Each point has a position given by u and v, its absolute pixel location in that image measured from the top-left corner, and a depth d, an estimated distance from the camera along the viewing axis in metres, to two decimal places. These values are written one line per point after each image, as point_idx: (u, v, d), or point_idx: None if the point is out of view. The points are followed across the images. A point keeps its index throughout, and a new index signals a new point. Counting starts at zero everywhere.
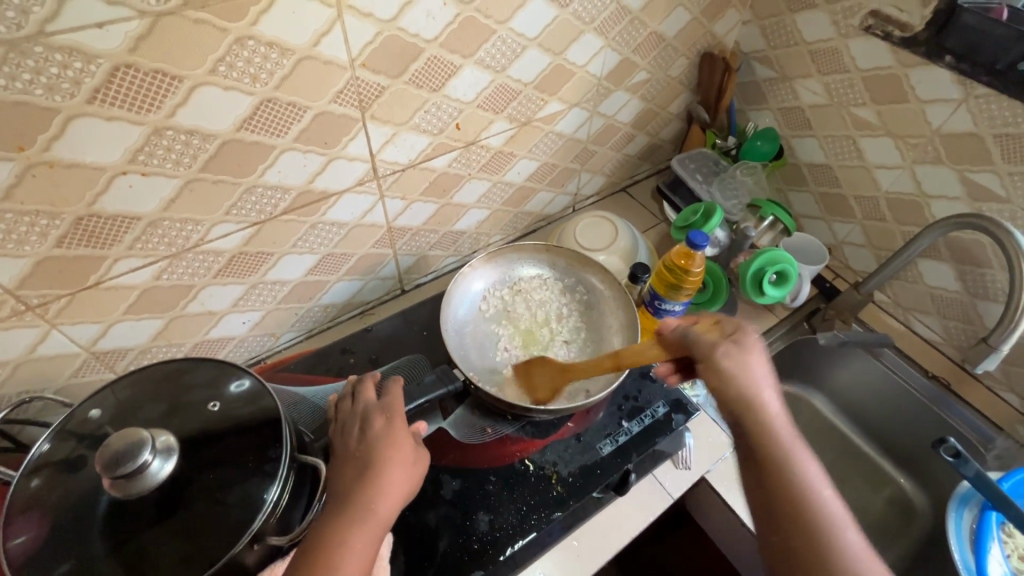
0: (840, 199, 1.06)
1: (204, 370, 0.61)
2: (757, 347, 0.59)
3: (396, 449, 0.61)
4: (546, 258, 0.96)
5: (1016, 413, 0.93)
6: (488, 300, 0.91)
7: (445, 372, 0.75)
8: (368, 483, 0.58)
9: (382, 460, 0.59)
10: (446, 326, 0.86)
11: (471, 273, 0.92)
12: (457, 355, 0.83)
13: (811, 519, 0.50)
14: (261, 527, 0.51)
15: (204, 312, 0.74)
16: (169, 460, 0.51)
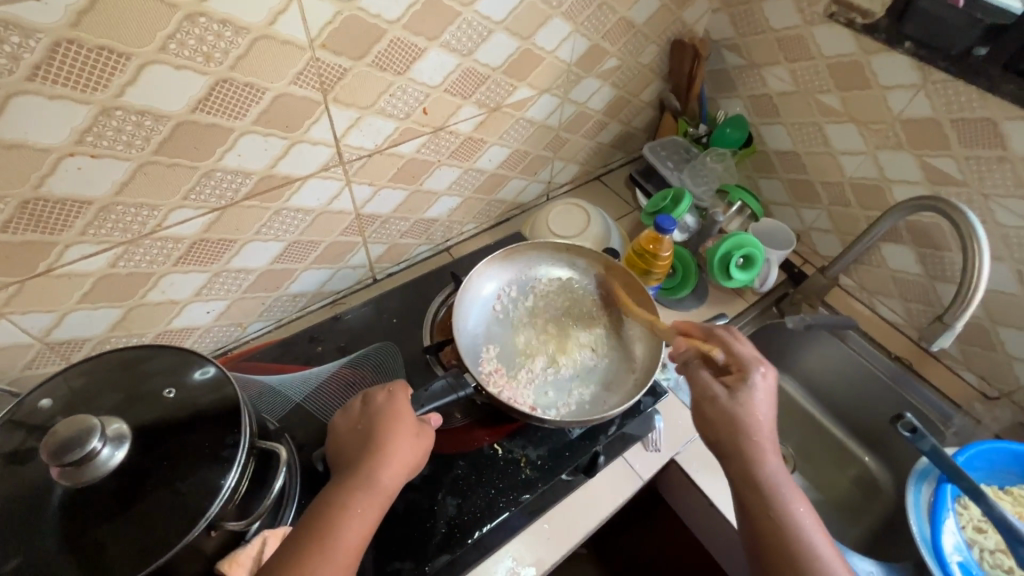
0: (807, 185, 1.08)
1: (162, 358, 0.60)
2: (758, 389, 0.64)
3: (395, 453, 0.59)
4: (568, 257, 0.91)
5: (973, 391, 0.96)
6: (507, 301, 0.87)
7: (455, 378, 0.71)
8: (358, 476, 0.57)
9: (379, 454, 0.59)
10: (459, 329, 0.81)
11: (488, 272, 0.88)
12: (471, 359, 0.79)
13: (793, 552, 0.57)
14: (217, 513, 0.51)
15: (166, 300, 0.72)
16: (121, 448, 0.51)
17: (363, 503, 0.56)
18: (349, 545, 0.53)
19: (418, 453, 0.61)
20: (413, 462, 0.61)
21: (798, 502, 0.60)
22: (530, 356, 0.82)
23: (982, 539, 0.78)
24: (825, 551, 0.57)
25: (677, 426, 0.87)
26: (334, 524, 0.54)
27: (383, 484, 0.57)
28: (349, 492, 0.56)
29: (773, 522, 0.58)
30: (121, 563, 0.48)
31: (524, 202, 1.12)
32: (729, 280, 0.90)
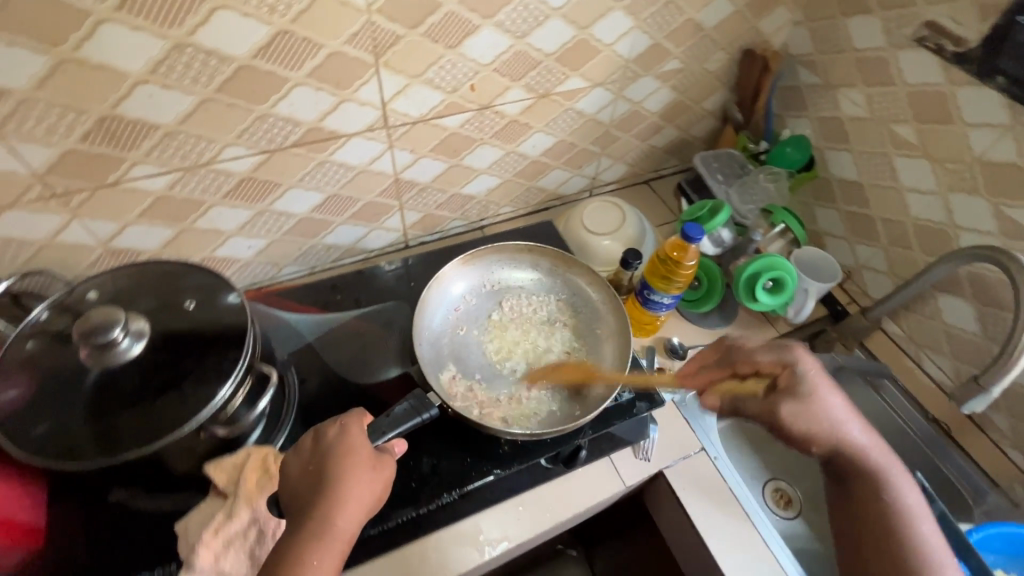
0: (867, 220, 1.01)
1: (194, 276, 0.66)
2: (821, 381, 0.68)
3: (353, 486, 0.56)
4: (527, 257, 0.91)
5: (1016, 470, 0.87)
6: (466, 309, 0.85)
7: (419, 400, 0.68)
8: (312, 523, 0.53)
9: (334, 493, 0.55)
10: (420, 337, 0.79)
11: (447, 278, 0.86)
12: (433, 372, 0.77)
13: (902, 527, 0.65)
14: (207, 417, 0.56)
15: (213, 229, 0.80)
16: (140, 343, 0.58)
17: (320, 554, 0.52)
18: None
19: (378, 487, 0.58)
20: (373, 498, 0.57)
21: (898, 474, 0.68)
22: (494, 368, 0.80)
23: None
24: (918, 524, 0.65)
25: (674, 440, 0.86)
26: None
27: (341, 529, 0.54)
28: (304, 541, 0.52)
29: (881, 511, 0.66)
30: (122, 443, 0.54)
31: (564, 194, 1.12)
32: (756, 303, 0.89)
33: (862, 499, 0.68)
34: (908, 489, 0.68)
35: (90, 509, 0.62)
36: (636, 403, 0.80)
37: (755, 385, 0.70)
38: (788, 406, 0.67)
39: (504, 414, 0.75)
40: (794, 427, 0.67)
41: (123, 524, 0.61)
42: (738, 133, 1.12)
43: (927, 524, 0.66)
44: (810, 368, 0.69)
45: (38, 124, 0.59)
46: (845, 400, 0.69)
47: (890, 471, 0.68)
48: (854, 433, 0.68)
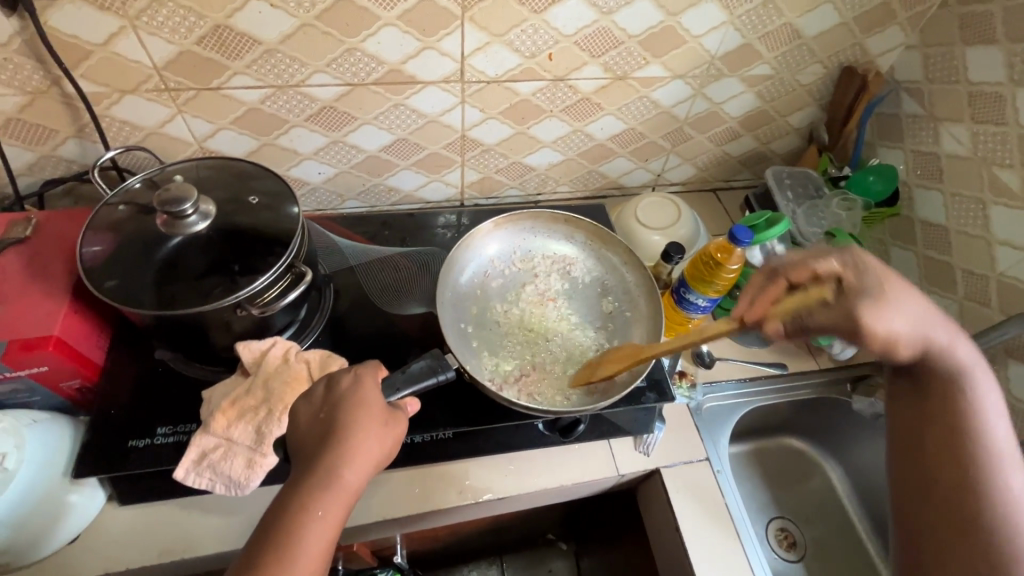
0: (946, 269, 0.94)
1: (264, 181, 0.73)
2: (906, 291, 0.62)
3: (363, 437, 0.55)
4: (564, 231, 0.91)
5: None
6: (493, 273, 0.86)
7: (436, 359, 0.65)
8: (320, 473, 0.52)
9: (343, 445, 0.54)
10: (442, 299, 0.80)
11: (477, 243, 0.87)
12: (451, 332, 0.77)
13: (964, 445, 0.61)
14: (244, 299, 0.62)
15: (291, 149, 0.87)
16: (205, 222, 0.66)
17: (329, 503, 0.51)
18: (317, 549, 0.50)
19: (387, 442, 0.57)
20: (382, 453, 0.56)
21: (988, 384, 0.63)
22: (515, 336, 0.80)
23: None
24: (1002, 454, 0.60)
25: (678, 443, 0.84)
26: (299, 532, 0.50)
27: (347, 482, 0.53)
28: (315, 489, 0.52)
29: (951, 417, 0.62)
30: (172, 304, 0.62)
31: (625, 185, 1.12)
32: None
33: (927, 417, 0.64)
34: (988, 406, 0.62)
35: (141, 361, 0.71)
36: (644, 392, 0.79)
37: (821, 290, 0.62)
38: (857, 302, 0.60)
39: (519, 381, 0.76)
40: (875, 333, 0.60)
41: (163, 381, 0.70)
42: (821, 154, 1.07)
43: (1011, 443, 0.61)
44: (880, 269, 0.63)
45: (165, 22, 0.68)
46: (924, 306, 0.63)
47: (969, 367, 0.63)
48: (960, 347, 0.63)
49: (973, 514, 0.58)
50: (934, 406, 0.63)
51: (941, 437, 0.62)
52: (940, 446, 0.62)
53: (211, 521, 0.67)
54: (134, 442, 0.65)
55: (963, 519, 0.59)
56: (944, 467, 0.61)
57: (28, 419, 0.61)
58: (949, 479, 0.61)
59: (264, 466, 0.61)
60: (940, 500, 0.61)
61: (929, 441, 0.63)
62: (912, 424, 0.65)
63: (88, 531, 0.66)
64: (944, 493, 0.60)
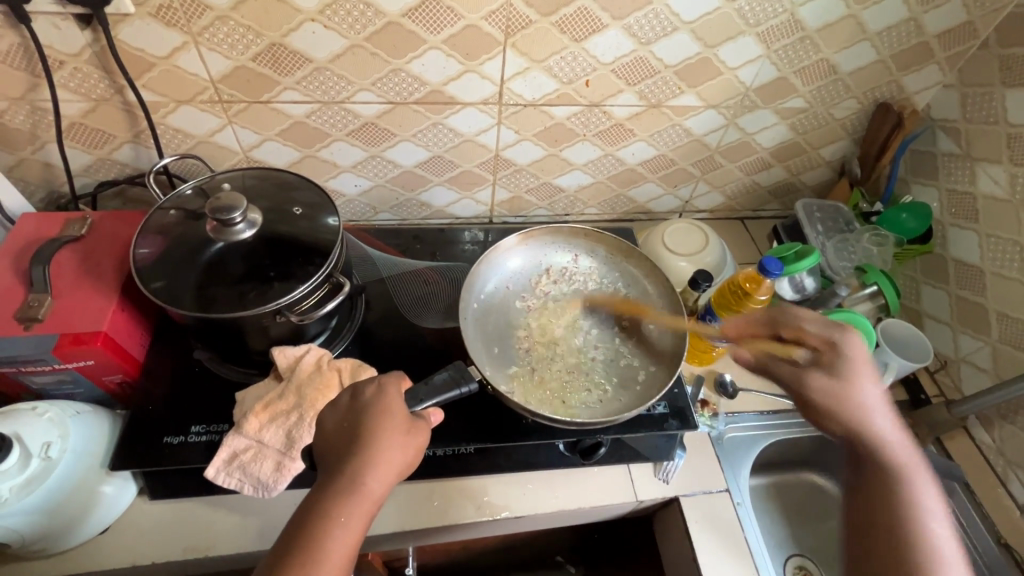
0: (979, 310, 0.92)
1: (306, 192, 0.76)
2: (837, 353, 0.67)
3: (384, 446, 0.56)
4: (586, 246, 0.92)
5: None
6: (513, 287, 0.87)
7: (459, 372, 0.66)
8: (344, 479, 0.54)
9: (367, 455, 0.55)
10: (464, 312, 0.82)
11: (499, 258, 0.89)
12: (473, 343, 0.79)
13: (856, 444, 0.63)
14: (284, 306, 0.65)
15: (331, 161, 0.90)
16: (251, 230, 0.68)
17: (351, 511, 0.53)
18: (337, 556, 0.51)
19: (408, 451, 0.58)
20: (403, 463, 0.57)
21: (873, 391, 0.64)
22: (534, 346, 0.81)
23: None
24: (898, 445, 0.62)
25: (699, 472, 0.83)
26: (320, 541, 0.51)
27: (370, 489, 0.54)
28: (341, 498, 0.53)
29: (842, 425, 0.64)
30: (211, 307, 0.64)
31: (653, 210, 1.12)
32: None
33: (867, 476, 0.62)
34: (930, 489, 0.60)
35: (180, 359, 0.74)
36: (666, 418, 0.78)
37: (795, 349, 0.70)
38: (840, 391, 0.64)
39: (537, 392, 0.76)
40: (825, 410, 0.65)
41: (199, 381, 0.72)
42: (852, 187, 1.06)
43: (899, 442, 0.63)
44: (856, 351, 0.67)
45: (223, 39, 0.72)
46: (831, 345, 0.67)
47: (863, 392, 0.64)
48: (822, 378, 0.66)
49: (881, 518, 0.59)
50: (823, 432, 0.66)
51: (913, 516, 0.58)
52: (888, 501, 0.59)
53: (234, 520, 0.69)
54: (169, 438, 0.67)
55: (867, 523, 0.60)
56: (893, 534, 0.58)
57: (70, 410, 0.64)
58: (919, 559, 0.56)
59: (291, 470, 0.62)
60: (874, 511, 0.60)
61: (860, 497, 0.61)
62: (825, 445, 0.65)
63: (117, 523, 0.68)
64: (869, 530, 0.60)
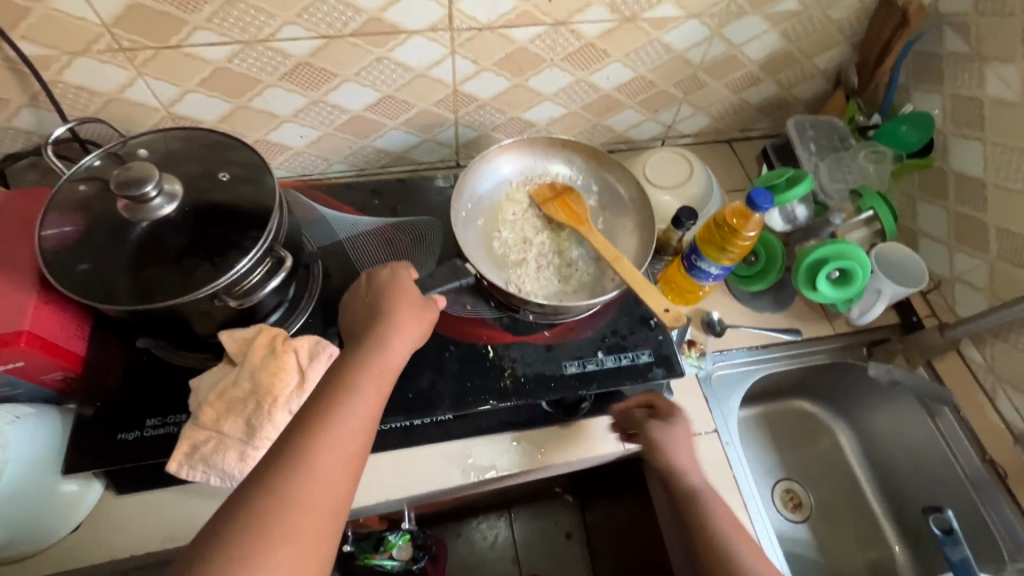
0: (979, 226, 0.87)
1: (236, 151, 0.67)
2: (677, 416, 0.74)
3: (401, 312, 0.61)
4: (564, 153, 0.88)
5: None
6: (501, 194, 0.85)
7: (457, 266, 0.74)
8: (371, 340, 0.57)
9: (387, 320, 0.60)
10: (455, 221, 0.80)
11: (486, 167, 0.85)
12: (469, 250, 0.78)
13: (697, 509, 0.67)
14: (222, 288, 0.58)
15: (268, 111, 0.80)
16: (171, 204, 0.60)
17: (371, 377, 0.54)
18: (351, 431, 0.50)
19: (422, 322, 0.62)
20: (419, 329, 0.61)
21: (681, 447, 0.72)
22: (525, 250, 0.81)
23: None
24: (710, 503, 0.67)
25: (688, 415, 0.82)
26: (338, 406, 0.51)
27: (395, 349, 0.58)
28: (357, 369, 0.54)
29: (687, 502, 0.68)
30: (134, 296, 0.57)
31: (633, 139, 1.03)
32: (814, 292, 0.84)
33: (691, 525, 0.66)
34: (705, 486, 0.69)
35: (126, 348, 0.68)
36: (652, 367, 0.75)
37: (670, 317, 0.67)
38: (655, 430, 0.72)
39: (526, 289, 0.77)
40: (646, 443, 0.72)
41: (149, 371, 0.67)
42: (849, 99, 0.97)
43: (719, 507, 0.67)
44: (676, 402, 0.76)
45: None
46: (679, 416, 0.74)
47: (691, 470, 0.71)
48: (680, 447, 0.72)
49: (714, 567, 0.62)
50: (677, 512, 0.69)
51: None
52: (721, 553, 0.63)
53: (212, 506, 0.67)
54: (124, 435, 0.64)
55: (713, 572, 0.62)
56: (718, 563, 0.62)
57: (10, 415, 0.58)
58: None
59: (256, 459, 0.59)
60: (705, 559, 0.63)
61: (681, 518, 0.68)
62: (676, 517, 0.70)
63: (89, 520, 0.65)
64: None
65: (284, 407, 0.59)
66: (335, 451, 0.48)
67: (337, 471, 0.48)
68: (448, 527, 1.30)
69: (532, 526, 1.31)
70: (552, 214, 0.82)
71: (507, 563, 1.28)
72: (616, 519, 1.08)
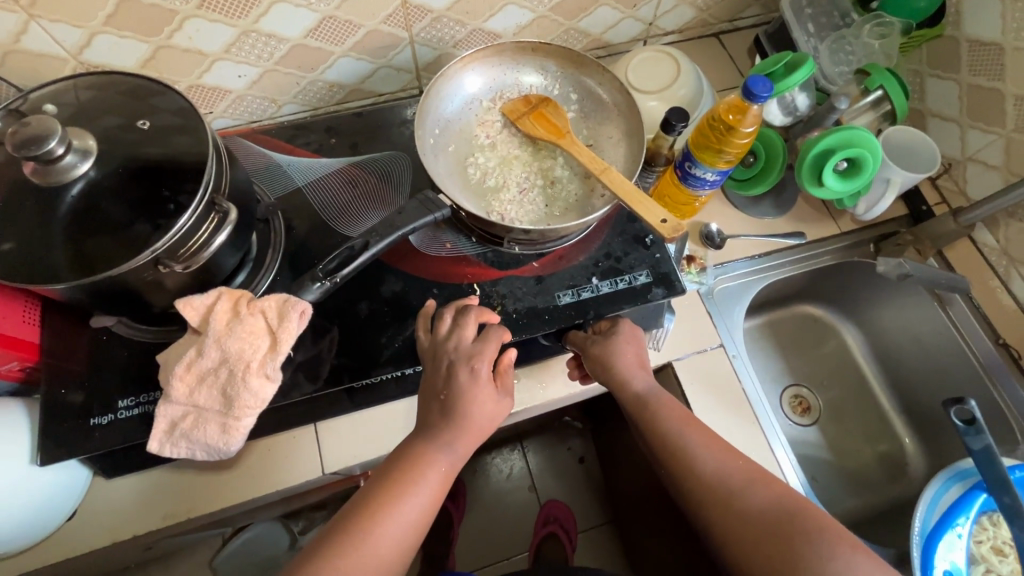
0: (994, 98, 0.79)
1: (161, 96, 0.58)
2: (628, 336, 0.68)
3: (478, 403, 0.55)
4: (535, 62, 0.79)
5: None
6: (469, 116, 0.76)
7: (429, 199, 0.65)
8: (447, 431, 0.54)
9: (463, 413, 0.54)
10: (422, 150, 0.72)
11: (449, 87, 0.76)
12: (441, 180, 0.71)
13: (665, 435, 0.62)
14: (165, 250, 0.52)
15: (194, 49, 0.70)
16: (87, 162, 0.53)
17: (447, 463, 0.54)
18: (417, 517, 0.52)
19: (499, 410, 0.57)
20: (498, 415, 0.57)
21: (635, 373, 0.66)
22: (504, 174, 0.73)
23: (995, 562, 0.70)
24: (682, 432, 0.62)
25: (692, 333, 0.78)
26: (411, 480, 0.53)
27: (475, 432, 0.55)
28: (435, 454, 0.54)
29: (653, 435, 0.63)
30: (65, 271, 0.51)
31: (611, 42, 0.93)
32: (820, 188, 0.78)
33: (649, 435, 0.63)
34: (670, 413, 0.64)
35: (82, 329, 0.63)
36: (651, 288, 0.70)
37: (665, 229, 0.62)
38: (596, 345, 0.67)
39: (509, 215, 0.70)
40: (602, 372, 0.66)
41: (113, 351, 0.63)
42: None
43: (690, 431, 0.62)
44: (629, 330, 0.69)
45: None
46: (630, 342, 0.68)
47: (652, 397, 0.65)
48: (637, 378, 0.66)
49: (695, 496, 0.59)
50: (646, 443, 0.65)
51: (738, 471, 0.59)
52: (677, 448, 0.61)
53: (209, 479, 0.64)
54: (97, 419, 0.60)
55: (695, 502, 0.59)
56: (699, 490, 0.59)
57: None
58: (723, 521, 0.56)
59: (241, 428, 0.56)
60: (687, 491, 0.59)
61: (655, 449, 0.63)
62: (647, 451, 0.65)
63: (83, 505, 0.62)
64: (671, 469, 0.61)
65: (259, 372, 0.55)
66: (404, 530, 0.51)
67: (398, 551, 0.50)
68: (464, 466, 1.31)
69: (545, 455, 1.32)
70: (528, 129, 0.73)
71: (524, 492, 1.30)
72: (627, 442, 1.08)
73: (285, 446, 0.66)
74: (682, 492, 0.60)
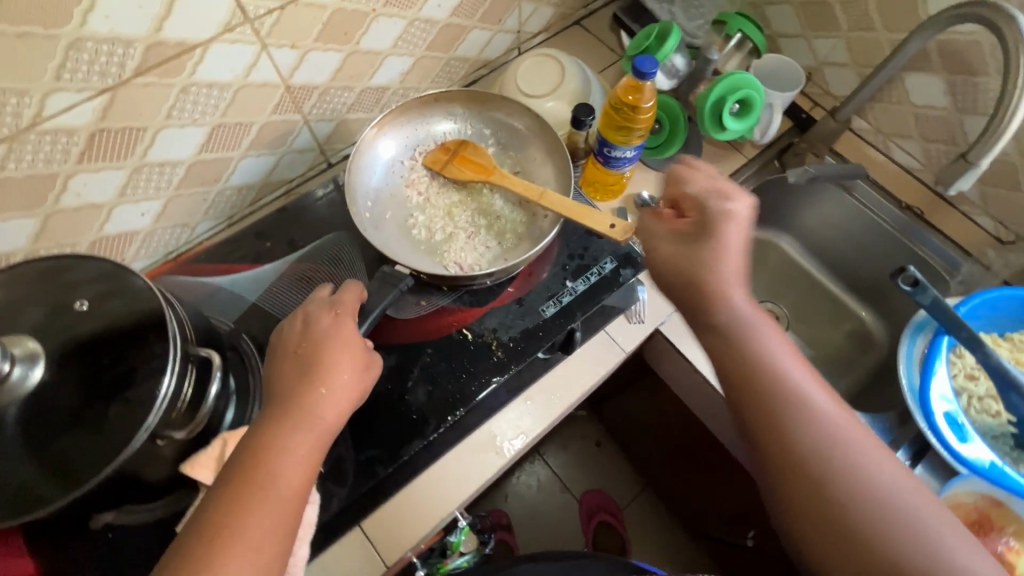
0: (824, 8, 0.91)
1: (82, 268, 0.54)
2: (733, 218, 0.57)
3: (335, 365, 0.55)
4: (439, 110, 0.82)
5: (986, 238, 0.90)
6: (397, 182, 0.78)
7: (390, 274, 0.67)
8: (289, 407, 0.52)
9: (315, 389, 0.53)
10: (361, 226, 0.73)
11: (366, 159, 0.77)
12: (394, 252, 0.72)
13: (760, 362, 0.53)
14: (160, 424, 0.49)
15: (86, 205, 0.65)
16: (39, 366, 0.49)
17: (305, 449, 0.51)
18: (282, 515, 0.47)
19: (362, 381, 0.56)
20: (356, 393, 0.56)
21: (738, 283, 0.56)
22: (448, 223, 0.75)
23: (973, 388, 0.82)
24: (789, 367, 0.52)
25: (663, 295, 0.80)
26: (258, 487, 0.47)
27: (323, 418, 0.52)
28: (275, 447, 0.50)
29: (742, 361, 0.53)
30: (48, 488, 0.47)
31: (491, 59, 0.96)
32: (724, 132, 0.86)
33: (737, 352, 0.53)
34: (776, 342, 0.54)
35: (80, 536, 0.57)
36: (619, 271, 0.75)
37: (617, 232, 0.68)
38: (670, 246, 0.59)
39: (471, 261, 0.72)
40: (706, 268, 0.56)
41: (122, 543, 0.58)
42: None
43: (813, 385, 0.52)
44: (733, 229, 0.57)
45: None
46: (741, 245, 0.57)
47: (749, 316, 0.54)
48: (738, 294, 0.55)
49: (791, 454, 0.50)
50: (718, 345, 0.55)
51: (834, 424, 0.50)
52: (756, 369, 0.52)
53: None
54: None
55: (788, 459, 0.50)
56: (788, 453, 0.50)
57: None
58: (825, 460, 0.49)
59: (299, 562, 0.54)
60: (774, 440, 0.50)
61: (738, 372, 0.53)
62: (713, 359, 0.55)
63: None
64: (756, 402, 0.52)
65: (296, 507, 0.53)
66: (266, 535, 0.46)
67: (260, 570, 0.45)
68: (494, 495, 1.31)
69: (565, 452, 1.35)
70: (457, 174, 0.76)
71: (559, 495, 1.32)
72: (633, 410, 1.13)
73: (341, 560, 0.63)
74: (753, 426, 0.52)
